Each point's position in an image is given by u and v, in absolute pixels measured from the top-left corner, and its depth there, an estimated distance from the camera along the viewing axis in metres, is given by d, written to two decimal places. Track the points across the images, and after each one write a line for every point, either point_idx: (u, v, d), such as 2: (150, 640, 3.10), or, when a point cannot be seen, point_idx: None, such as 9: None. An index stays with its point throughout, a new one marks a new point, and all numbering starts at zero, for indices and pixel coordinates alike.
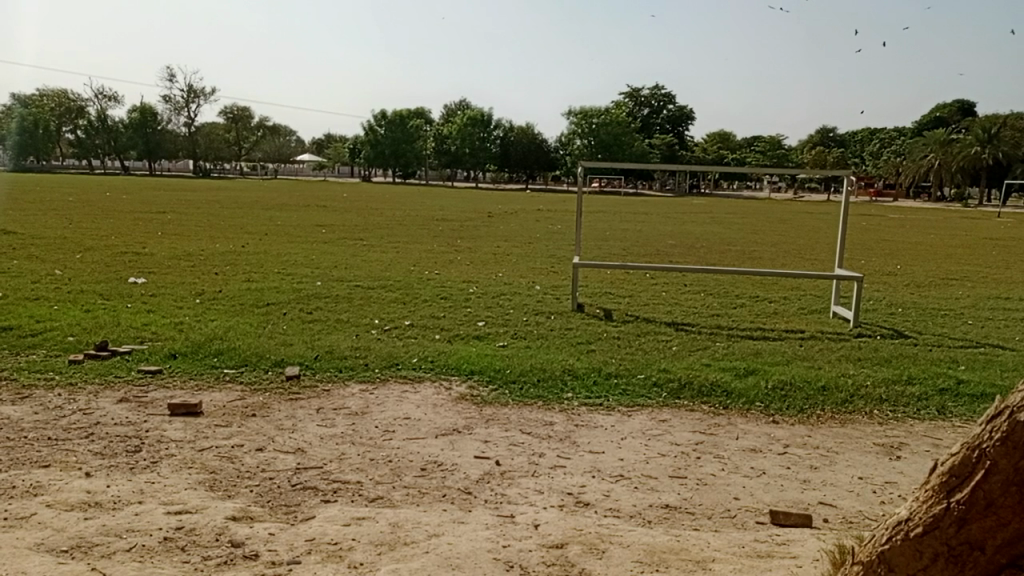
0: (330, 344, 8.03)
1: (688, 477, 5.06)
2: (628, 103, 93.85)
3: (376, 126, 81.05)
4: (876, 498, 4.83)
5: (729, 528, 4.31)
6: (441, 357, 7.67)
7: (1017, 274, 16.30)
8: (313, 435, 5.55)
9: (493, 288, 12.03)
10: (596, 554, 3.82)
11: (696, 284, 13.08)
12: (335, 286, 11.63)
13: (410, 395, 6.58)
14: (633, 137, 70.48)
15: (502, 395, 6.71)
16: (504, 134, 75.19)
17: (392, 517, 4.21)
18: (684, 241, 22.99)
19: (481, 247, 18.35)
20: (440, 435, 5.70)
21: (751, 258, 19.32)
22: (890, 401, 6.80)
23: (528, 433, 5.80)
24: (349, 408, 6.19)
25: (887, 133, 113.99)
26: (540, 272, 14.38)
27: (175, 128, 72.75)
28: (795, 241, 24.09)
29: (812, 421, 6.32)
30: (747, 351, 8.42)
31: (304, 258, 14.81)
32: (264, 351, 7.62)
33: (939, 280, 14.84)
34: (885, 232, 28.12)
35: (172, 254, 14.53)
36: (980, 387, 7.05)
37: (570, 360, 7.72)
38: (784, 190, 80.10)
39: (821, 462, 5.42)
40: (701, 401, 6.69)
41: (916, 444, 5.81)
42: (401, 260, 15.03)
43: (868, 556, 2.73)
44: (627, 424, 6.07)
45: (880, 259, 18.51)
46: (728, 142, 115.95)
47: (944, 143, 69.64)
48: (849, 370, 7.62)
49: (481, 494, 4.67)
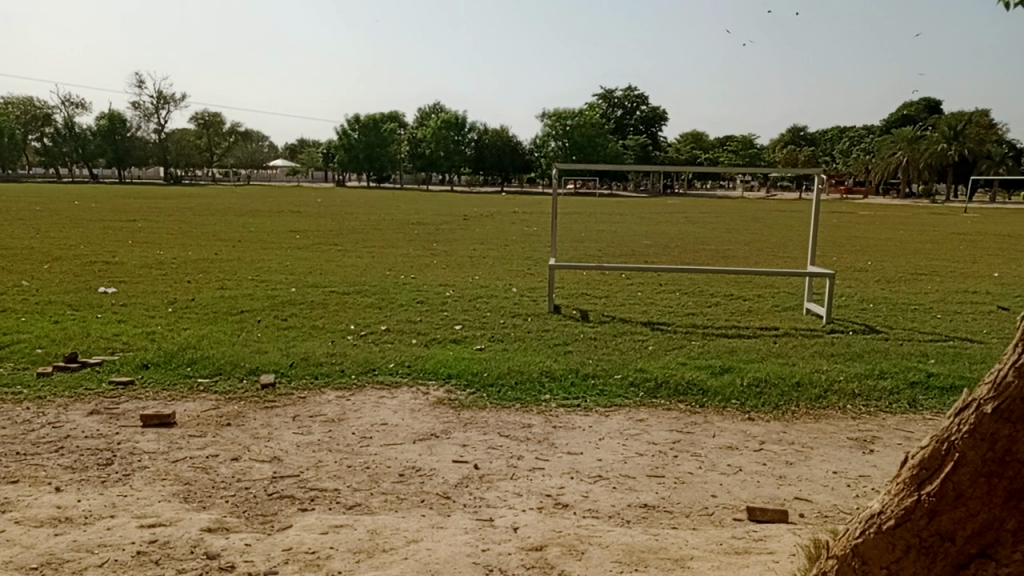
0: (306, 351, 7.96)
1: (666, 476, 5.08)
2: (602, 106, 94.62)
3: (350, 130, 80.56)
4: (850, 492, 4.89)
5: (707, 525, 4.34)
6: (418, 361, 7.64)
7: (983, 268, 16.67)
8: (289, 443, 5.50)
9: (469, 292, 12.00)
10: (575, 555, 3.82)
11: (671, 283, 13.20)
12: (311, 292, 11.56)
13: (388, 401, 6.54)
14: (607, 139, 70.73)
15: (480, 399, 6.69)
16: (479, 137, 75.14)
17: (370, 523, 4.19)
18: (660, 240, 23.20)
19: (457, 250, 18.37)
20: (418, 440, 5.68)
21: (725, 256, 19.51)
22: (862, 395, 6.90)
23: (507, 436, 5.80)
24: (325, 415, 6.14)
25: (855, 131, 115.67)
26: (516, 274, 14.42)
27: (145, 136, 72.12)
28: (769, 239, 24.39)
29: (787, 417, 6.39)
30: (722, 349, 8.49)
31: (279, 264, 14.69)
32: (237, 359, 7.53)
33: (909, 275, 15.11)
34: (855, 229, 28.59)
35: (143, 263, 14.34)
36: (949, 380, 7.19)
37: (547, 362, 7.73)
38: (757, 189, 81.29)
39: (796, 457, 5.48)
40: (677, 400, 6.73)
41: (888, 438, 5.90)
42: (376, 265, 14.95)
43: (841, 551, 2.67)
44: (604, 424, 6.09)
45: (852, 256, 18.78)
46: (701, 140, 117.17)
47: (911, 141, 71.04)
48: (823, 366, 7.71)
49: (460, 498, 4.66)
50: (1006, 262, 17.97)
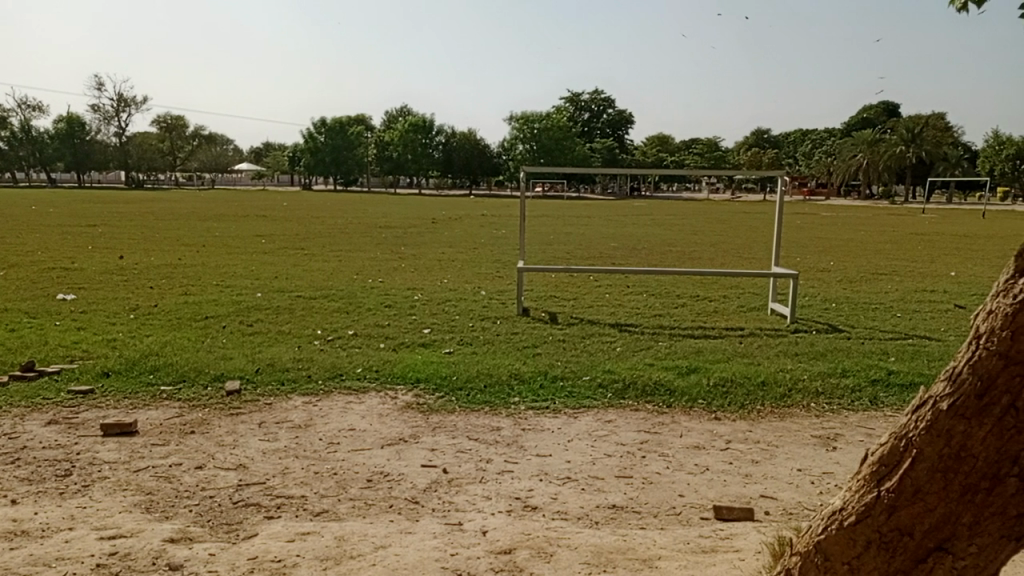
0: (272, 356, 7.87)
1: (634, 477, 5.12)
2: (569, 110, 95.20)
3: (316, 133, 79.87)
4: (814, 489, 4.97)
5: (674, 525, 4.38)
6: (386, 365, 7.60)
7: (941, 267, 17.07)
8: (255, 450, 5.43)
9: (438, 295, 11.97)
10: (544, 557, 3.83)
11: (638, 286, 13.30)
12: (277, 297, 11.44)
13: (355, 406, 6.50)
14: (574, 141, 71.09)
15: (449, 402, 6.66)
16: (446, 140, 75.01)
17: (337, 530, 4.15)
18: (627, 243, 23.38)
19: (424, 253, 18.29)
20: (386, 445, 5.64)
21: (691, 258, 19.72)
22: (825, 393, 7.02)
23: (476, 439, 5.79)
24: (292, 421, 6.08)
25: (817, 134, 117.76)
26: (485, 277, 14.41)
27: (105, 139, 70.78)
28: (734, 241, 24.70)
29: (752, 416, 6.48)
30: (688, 350, 8.58)
31: (244, 269, 14.51)
32: (201, 366, 7.42)
33: (870, 275, 15.41)
34: (817, 230, 29.10)
35: (104, 268, 14.06)
36: (909, 377, 7.35)
37: (516, 364, 7.74)
38: (722, 191, 82.34)
39: (761, 456, 5.55)
40: (645, 400, 6.79)
41: (851, 435, 6.02)
42: (343, 269, 14.85)
43: (806, 546, 2.71)
44: (573, 426, 6.12)
45: (814, 256, 19.10)
46: (667, 143, 118.28)
47: (871, 144, 72.56)
48: (787, 365, 7.83)
49: (428, 503, 4.64)
50: (963, 261, 18.42)
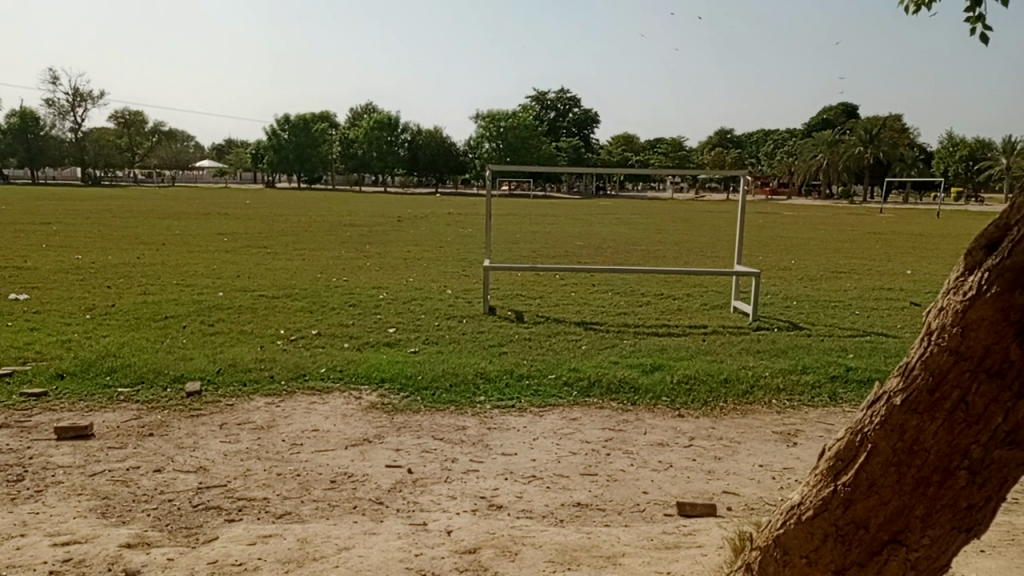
0: (233, 357, 7.75)
1: (599, 474, 5.15)
2: (535, 109, 95.40)
3: (280, 130, 78.84)
4: (775, 484, 5.04)
5: (638, 521, 4.41)
6: (350, 365, 7.53)
7: (898, 266, 17.49)
8: (216, 453, 5.34)
9: (403, 294, 11.90)
10: (508, 556, 3.83)
11: (603, 284, 13.38)
12: (239, 296, 11.27)
13: (319, 406, 6.43)
14: (541, 140, 71.19)
15: (413, 402, 6.63)
16: (412, 137, 74.63)
17: (300, 532, 4.10)
18: (593, 241, 23.51)
19: (390, 251, 18.17)
20: (350, 445, 5.59)
21: (656, 256, 19.89)
22: (786, 390, 7.13)
23: (441, 439, 5.77)
24: (254, 423, 5.99)
25: (778, 134, 119.67)
26: (450, 275, 14.37)
27: (60, 134, 68.95)
28: (698, 240, 24.97)
29: (715, 413, 6.56)
30: (652, 348, 8.65)
31: (205, 268, 14.27)
32: (160, 367, 7.27)
33: (829, 273, 15.71)
34: (779, 229, 29.58)
35: (59, 268, 13.70)
36: (866, 373, 7.51)
37: (482, 363, 7.73)
38: (687, 190, 83.19)
39: (724, 452, 5.62)
40: (610, 398, 6.83)
41: (811, 430, 6.12)
42: (307, 268, 14.68)
43: (765, 541, 2.75)
44: (538, 424, 6.13)
45: (776, 255, 19.41)
46: (632, 143, 119.14)
47: (831, 144, 73.96)
48: (749, 363, 7.94)
49: (393, 503, 4.61)
50: (918, 260, 18.88)
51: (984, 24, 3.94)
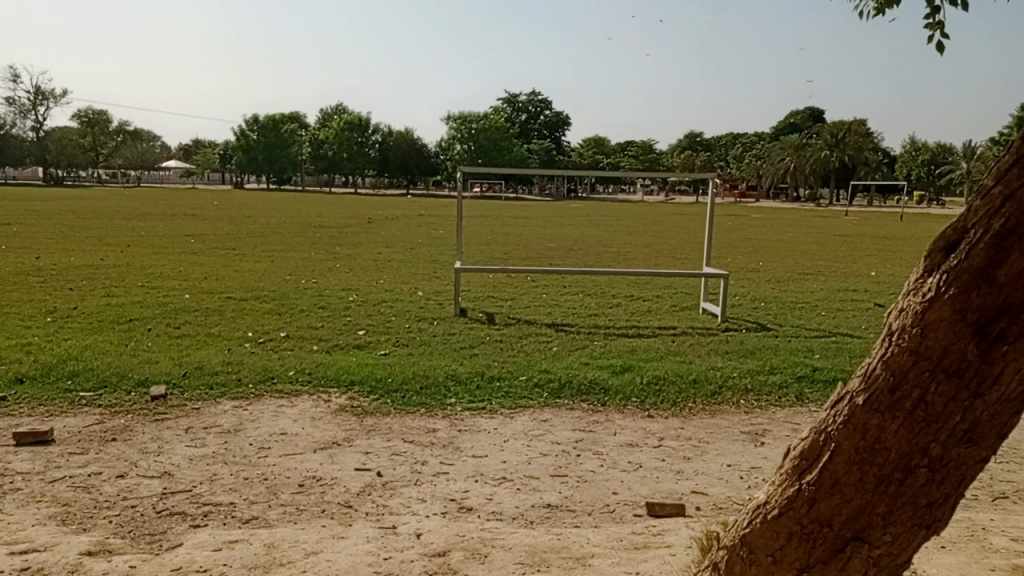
0: (200, 359, 7.64)
1: (569, 476, 5.16)
2: (506, 110, 95.67)
3: (249, 131, 77.95)
4: (743, 484, 5.10)
5: (608, 522, 4.43)
6: (319, 368, 7.46)
7: (863, 267, 17.79)
8: (181, 457, 5.26)
9: (373, 296, 11.83)
10: (478, 559, 3.82)
11: (574, 286, 13.43)
12: (205, 298, 11.11)
13: (288, 409, 6.36)
14: (512, 142, 71.18)
15: (383, 404, 6.59)
16: (383, 138, 74.21)
17: (267, 537, 4.05)
18: (564, 243, 23.58)
19: (360, 253, 18.05)
20: (319, 448, 5.54)
21: (627, 258, 20.01)
22: (754, 390, 7.22)
23: (411, 441, 5.74)
24: (221, 426, 5.90)
25: (747, 137, 121.17)
26: (421, 277, 14.32)
27: (20, 133, 67.32)
28: (668, 242, 25.17)
29: (685, 413, 6.62)
30: (623, 349, 8.70)
31: (171, 270, 14.05)
32: (124, 370, 7.14)
33: (796, 274, 15.94)
34: (748, 232, 29.92)
35: (18, 269, 13.37)
36: (832, 373, 7.63)
37: (453, 365, 7.71)
38: (657, 193, 83.84)
39: (693, 452, 5.66)
40: (581, 399, 6.85)
41: (778, 430, 6.20)
42: (275, 270, 14.54)
43: (732, 540, 2.77)
44: (509, 425, 6.12)
45: (744, 256, 19.64)
46: (603, 146, 119.76)
47: (798, 148, 75.04)
48: (718, 363, 8.03)
49: (362, 507, 4.57)
50: (882, 262, 19.24)
51: (942, 31, 4.05)
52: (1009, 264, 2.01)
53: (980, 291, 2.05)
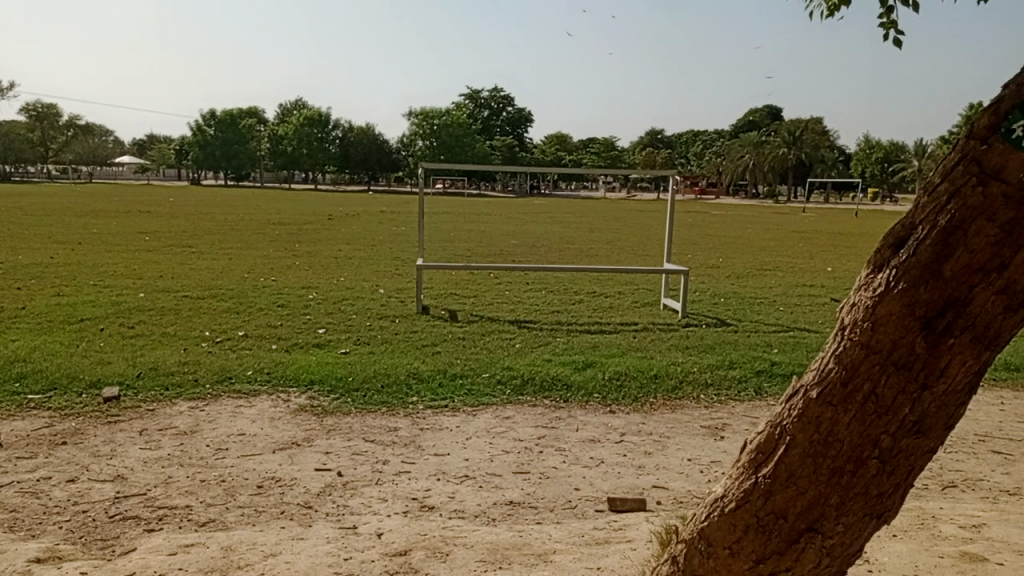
0: (155, 360, 7.47)
1: (531, 472, 5.17)
2: (468, 107, 95.43)
3: (206, 126, 76.46)
4: (703, 478, 5.16)
5: (570, 518, 4.45)
6: (278, 368, 7.35)
7: (819, 263, 18.15)
8: (135, 460, 5.13)
9: (334, 294, 11.71)
10: (440, 557, 3.80)
11: (536, 282, 13.46)
12: (160, 297, 10.87)
13: (246, 410, 6.25)
14: (474, 138, 70.98)
15: (344, 404, 6.53)
16: (343, 134, 73.43)
17: (224, 540, 3.98)
18: (526, 240, 23.62)
19: (320, 250, 17.84)
20: (278, 449, 5.46)
21: (589, 255, 20.11)
22: (714, 384, 7.32)
23: (372, 440, 5.69)
24: (177, 428, 5.78)
25: (707, 135, 122.67)
26: (383, 274, 14.22)
27: None
28: (630, 238, 25.36)
29: (646, 408, 6.68)
30: (585, 345, 8.75)
31: (125, 268, 13.71)
32: (75, 372, 6.94)
33: (755, 270, 16.20)
34: (708, 228, 30.31)
35: None
36: (789, 368, 7.77)
37: (415, 363, 7.67)
38: (619, 189, 84.40)
39: (654, 447, 5.72)
40: (543, 396, 6.87)
41: (737, 424, 6.29)
42: (233, 267, 14.29)
43: (691, 533, 2.79)
44: (471, 423, 6.11)
45: (704, 253, 19.89)
46: (565, 143, 120.19)
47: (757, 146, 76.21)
48: (678, 359, 8.11)
49: (322, 507, 4.52)
50: (838, 258, 19.64)
51: (896, 30, 4.07)
52: (955, 259, 2.05)
53: (928, 285, 2.09)
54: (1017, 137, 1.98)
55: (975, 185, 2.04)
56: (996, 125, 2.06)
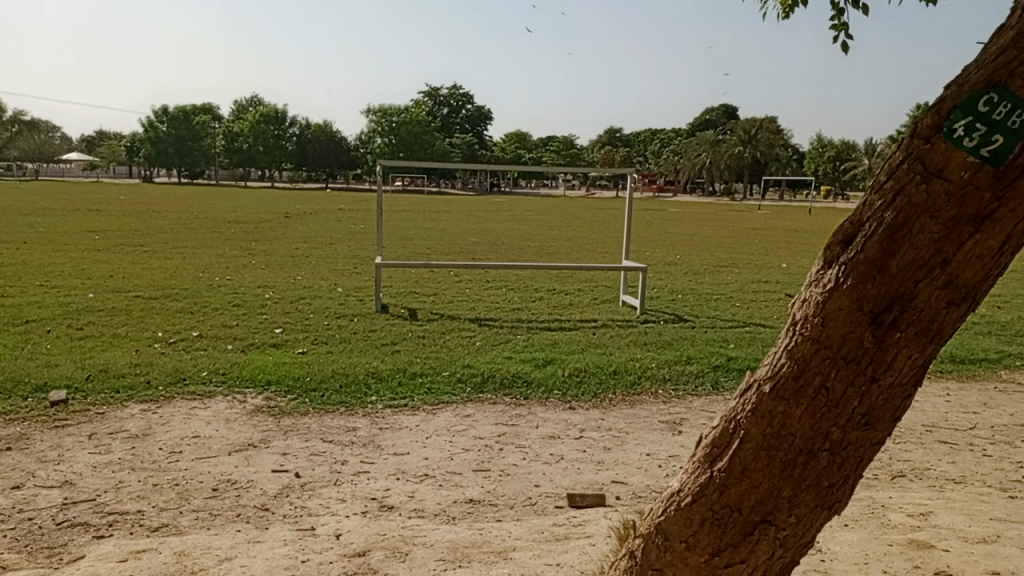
0: (105, 362, 7.27)
1: (491, 470, 5.16)
2: (428, 104, 94.95)
3: (158, 123, 74.71)
4: (661, 472, 5.22)
5: (530, 515, 4.45)
6: (234, 368, 7.22)
7: (774, 259, 18.50)
8: (84, 465, 4.99)
9: (291, 293, 11.55)
10: (399, 557, 3.77)
11: (496, 280, 13.46)
12: (111, 297, 10.59)
13: (200, 412, 6.13)
14: (434, 136, 70.64)
15: (302, 404, 6.44)
16: (301, 131, 72.46)
17: (178, 545, 3.89)
18: (487, 237, 23.60)
19: (277, 249, 17.59)
20: (234, 451, 5.36)
21: (549, 252, 20.19)
22: (672, 380, 7.41)
23: (330, 440, 5.62)
24: (128, 431, 5.64)
25: (664, 134, 124.06)
26: (341, 273, 14.07)
27: None
28: (589, 236, 25.52)
29: (605, 404, 6.72)
30: (545, 342, 8.78)
31: (74, 268, 13.33)
32: (20, 375, 6.72)
33: (712, 267, 16.43)
34: (667, 225, 30.67)
35: None
36: (745, 362, 7.90)
37: (374, 362, 7.60)
38: (579, 187, 84.86)
39: (613, 442, 5.76)
40: (503, 393, 6.87)
41: (694, 418, 6.38)
42: (187, 267, 14.00)
43: (648, 529, 2.81)
44: (431, 422, 6.08)
45: (663, 250, 20.11)
46: (525, 141, 120.40)
47: (713, 144, 77.31)
48: (637, 355, 8.19)
49: (279, 509, 4.46)
50: (793, 254, 20.04)
51: (846, 33, 4.20)
52: (901, 255, 2.10)
53: (875, 281, 2.14)
54: (958, 137, 2.02)
55: (919, 183, 2.08)
56: (938, 125, 2.11)
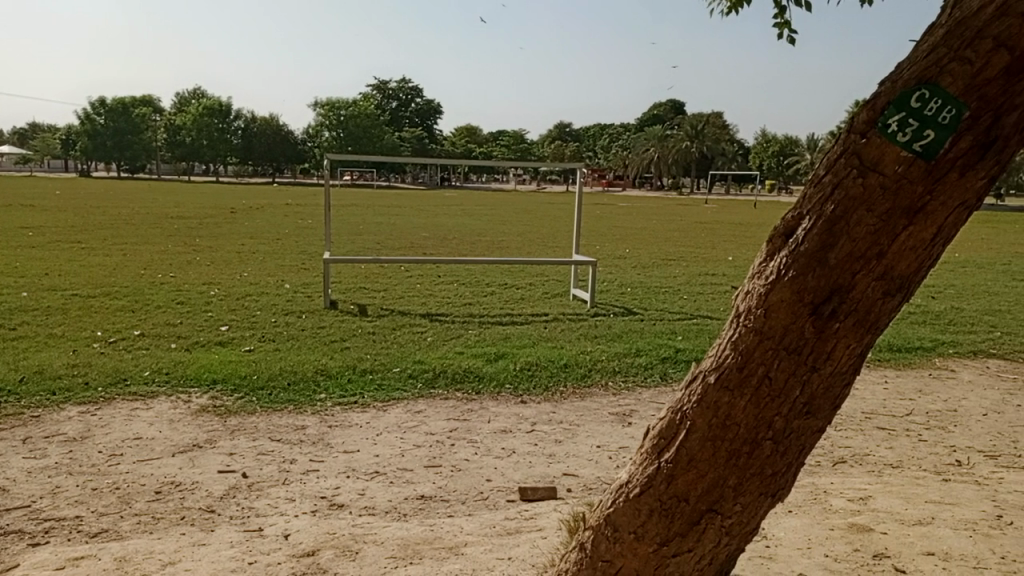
0: (41, 363, 7.00)
1: (443, 465, 5.14)
2: (377, 98, 93.84)
3: (94, 115, 72.14)
4: (612, 464, 5.27)
5: (482, 509, 4.45)
6: (177, 368, 7.03)
7: (720, 252, 18.85)
8: (18, 470, 4.80)
9: (237, 289, 11.30)
10: (348, 556, 3.73)
11: (447, 275, 13.40)
12: (46, 296, 10.20)
13: (142, 413, 5.96)
14: (382, 130, 69.84)
15: (249, 403, 6.31)
16: (245, 124, 70.86)
17: (118, 550, 3.78)
18: (437, 232, 23.46)
19: (222, 245, 17.18)
20: (178, 452, 5.23)
21: (500, 247, 20.18)
22: (621, 372, 7.49)
23: (278, 440, 5.53)
24: (65, 434, 5.45)
25: (614, 129, 125.11)
26: (289, 269, 13.84)
27: None
28: (540, 230, 25.60)
29: (556, 397, 6.76)
30: (497, 336, 8.78)
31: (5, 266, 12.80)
32: None
33: (660, 260, 16.64)
34: (616, 219, 30.96)
35: None
36: (693, 354, 8.03)
37: (323, 359, 7.50)
38: (530, 182, 84.95)
39: (564, 435, 5.80)
40: (454, 388, 6.85)
41: (643, 410, 6.46)
42: (127, 263, 13.58)
43: (596, 521, 2.82)
44: (381, 419, 6.02)
45: (612, 244, 20.30)
46: (475, 136, 120.10)
47: (661, 140, 78.25)
48: (587, 348, 8.25)
49: (225, 511, 4.36)
50: (739, 247, 20.43)
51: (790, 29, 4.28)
52: (840, 247, 2.16)
53: (816, 273, 2.19)
54: (892, 132, 2.08)
55: (855, 177, 2.14)
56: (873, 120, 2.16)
